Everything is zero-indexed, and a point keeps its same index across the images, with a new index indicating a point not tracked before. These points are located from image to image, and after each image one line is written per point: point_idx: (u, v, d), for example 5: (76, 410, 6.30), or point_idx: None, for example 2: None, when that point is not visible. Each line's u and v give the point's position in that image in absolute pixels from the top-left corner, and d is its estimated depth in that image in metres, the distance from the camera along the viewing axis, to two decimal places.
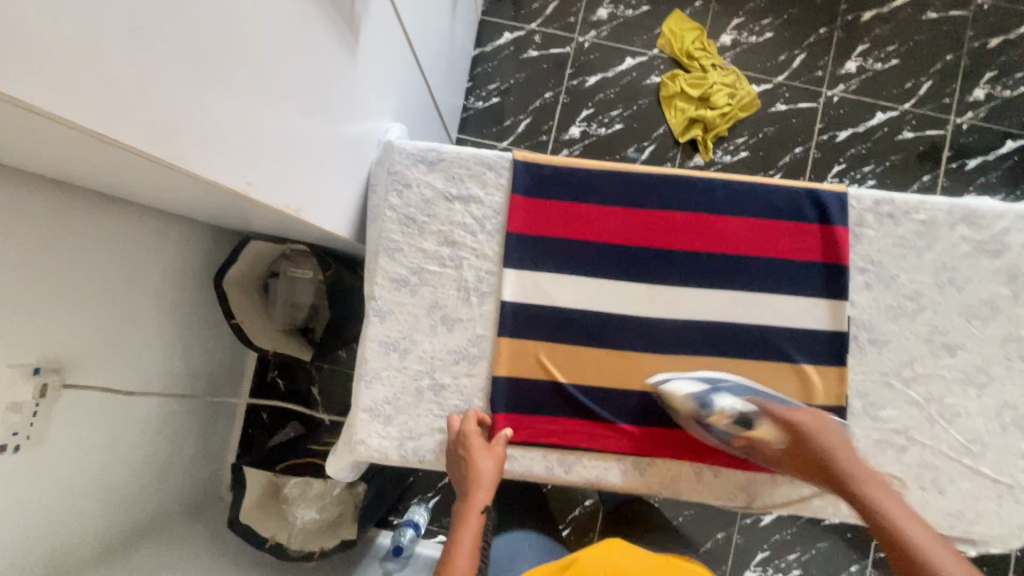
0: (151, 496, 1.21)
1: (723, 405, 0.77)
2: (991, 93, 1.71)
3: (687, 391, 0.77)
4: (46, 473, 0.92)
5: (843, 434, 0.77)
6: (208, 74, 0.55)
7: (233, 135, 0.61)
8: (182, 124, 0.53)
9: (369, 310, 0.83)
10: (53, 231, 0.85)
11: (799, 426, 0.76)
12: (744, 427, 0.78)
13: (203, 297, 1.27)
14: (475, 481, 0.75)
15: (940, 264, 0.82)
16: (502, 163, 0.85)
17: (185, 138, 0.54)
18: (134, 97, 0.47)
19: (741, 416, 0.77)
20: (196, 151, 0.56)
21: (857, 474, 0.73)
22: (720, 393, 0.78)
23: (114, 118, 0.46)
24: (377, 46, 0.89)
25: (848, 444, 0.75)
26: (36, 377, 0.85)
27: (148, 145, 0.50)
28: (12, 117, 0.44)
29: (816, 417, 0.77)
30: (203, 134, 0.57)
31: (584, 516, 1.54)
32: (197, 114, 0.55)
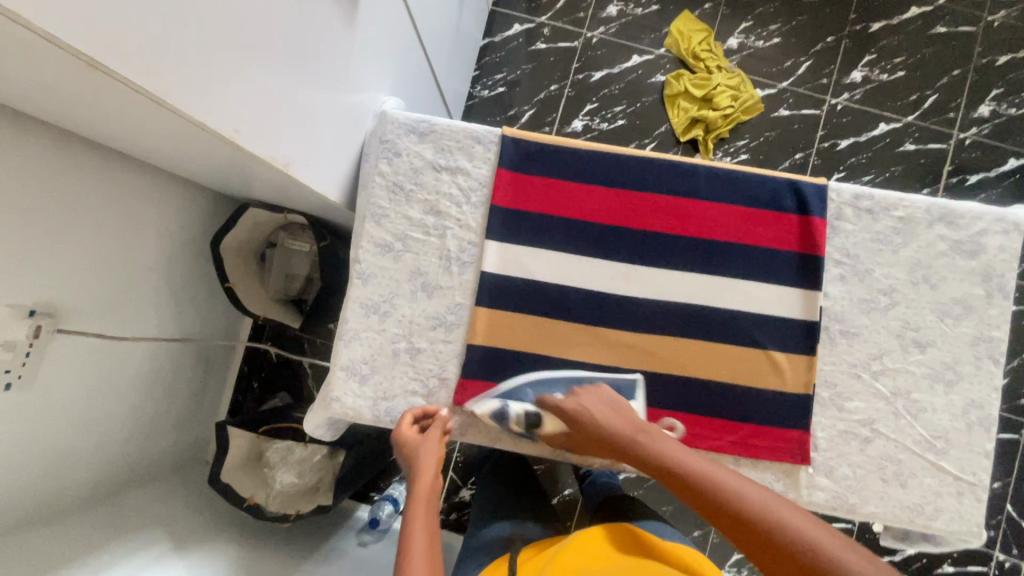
0: (137, 448, 1.24)
1: (514, 413, 0.80)
2: (996, 110, 1.71)
3: (487, 409, 0.80)
4: (34, 412, 0.95)
5: (613, 399, 0.77)
6: (202, 18, 0.58)
7: (224, 81, 0.63)
8: (168, 60, 0.56)
9: (353, 272, 0.85)
10: (55, 175, 0.88)
11: (574, 412, 0.75)
12: (537, 426, 0.79)
13: (200, 259, 1.31)
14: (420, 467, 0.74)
15: (915, 261, 0.83)
16: (491, 138, 0.87)
17: (174, 76, 0.57)
18: (120, 26, 0.50)
19: (530, 418, 0.79)
20: (184, 89, 0.59)
21: (642, 440, 0.71)
22: (515, 401, 0.81)
23: (101, 43, 0.49)
24: (377, 18, 0.91)
25: (628, 412, 0.75)
26: (31, 319, 0.89)
27: (136, 77, 0.53)
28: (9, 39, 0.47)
29: (588, 396, 0.76)
30: (192, 75, 0.59)
31: (563, 505, 1.55)
32: (188, 54, 0.58)
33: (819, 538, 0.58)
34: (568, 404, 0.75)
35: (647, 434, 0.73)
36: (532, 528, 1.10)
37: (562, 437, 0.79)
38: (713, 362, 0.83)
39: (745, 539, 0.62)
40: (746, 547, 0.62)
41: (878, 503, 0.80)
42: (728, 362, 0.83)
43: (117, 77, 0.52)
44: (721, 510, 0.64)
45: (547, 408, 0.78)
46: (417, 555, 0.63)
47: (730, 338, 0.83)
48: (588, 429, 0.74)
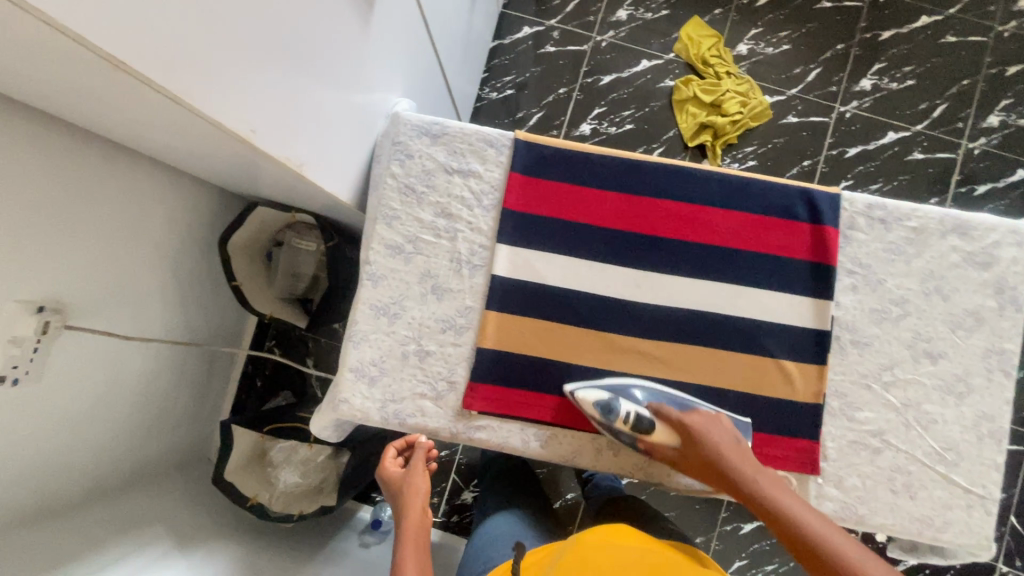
0: (141, 445, 1.24)
1: (623, 410, 0.77)
2: (1005, 120, 1.70)
3: (593, 399, 0.78)
4: (40, 407, 0.94)
5: (736, 432, 0.78)
6: (222, 19, 0.58)
7: (241, 81, 0.64)
8: (187, 57, 0.56)
9: (363, 273, 0.85)
10: (64, 170, 0.88)
11: (696, 431, 0.76)
12: (645, 432, 0.77)
13: (207, 257, 1.30)
14: (411, 496, 0.83)
15: (927, 272, 0.83)
16: (503, 141, 0.87)
17: (193, 76, 0.57)
18: (140, 23, 0.50)
19: (642, 421, 0.77)
20: (202, 88, 0.59)
21: (757, 478, 0.73)
22: (626, 399, 0.79)
23: (123, 42, 0.49)
24: (392, 20, 0.91)
25: (744, 446, 0.76)
26: (40, 315, 0.88)
27: (156, 77, 0.53)
28: (32, 35, 0.47)
29: (712, 420, 0.77)
30: (211, 75, 0.59)
31: (565, 509, 1.54)
32: (207, 53, 0.58)
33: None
34: (693, 419, 0.76)
35: (760, 474, 0.74)
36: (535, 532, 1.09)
37: (669, 450, 0.78)
38: (723, 370, 0.83)
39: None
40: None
41: (888, 515, 0.80)
42: (738, 370, 0.83)
43: (138, 76, 0.52)
44: (826, 564, 0.64)
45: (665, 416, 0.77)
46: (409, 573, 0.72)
47: (741, 345, 0.83)
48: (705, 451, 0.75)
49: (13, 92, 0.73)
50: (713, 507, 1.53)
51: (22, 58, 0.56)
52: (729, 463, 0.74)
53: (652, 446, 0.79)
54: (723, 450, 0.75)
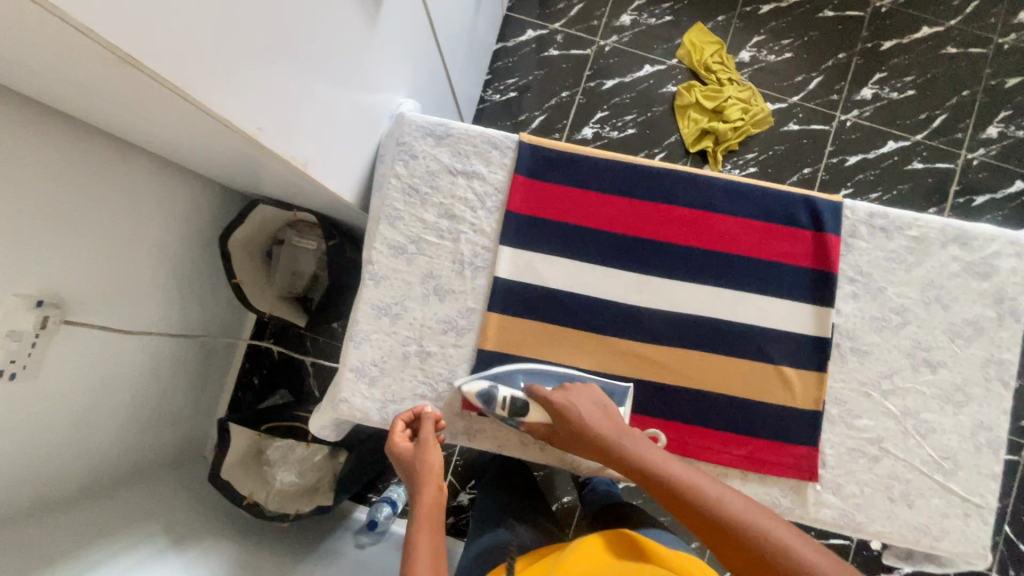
0: (137, 442, 1.23)
1: (502, 396, 0.77)
2: (1005, 131, 1.72)
3: (474, 390, 0.78)
4: (38, 402, 0.94)
5: (601, 400, 0.77)
6: (232, 16, 0.58)
7: (249, 78, 0.64)
8: (195, 53, 0.56)
9: (365, 273, 0.85)
10: (65, 164, 0.87)
11: (563, 407, 0.75)
12: (522, 414, 0.77)
13: (206, 254, 1.30)
14: (425, 474, 0.72)
15: (928, 281, 0.83)
16: (507, 143, 0.87)
17: (202, 73, 0.58)
18: (149, 17, 0.50)
19: (517, 404, 0.77)
20: (210, 85, 0.59)
21: (625, 441, 0.73)
22: (504, 385, 0.80)
23: (133, 37, 0.49)
24: (398, 21, 0.92)
25: (610, 411, 0.76)
26: (39, 309, 0.88)
27: (165, 73, 0.53)
28: (45, 29, 0.48)
29: (578, 392, 0.77)
30: (219, 72, 0.60)
31: (561, 512, 1.54)
32: (216, 50, 0.58)
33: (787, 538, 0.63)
34: (556, 397, 0.75)
35: (627, 436, 0.74)
36: (533, 536, 1.09)
37: (544, 428, 0.78)
38: (723, 376, 0.83)
39: (715, 538, 0.65)
40: (714, 544, 0.65)
41: (885, 523, 0.80)
42: (737, 376, 0.83)
43: (147, 71, 0.53)
44: (697, 511, 0.67)
45: (535, 396, 0.77)
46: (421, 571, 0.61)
47: (741, 352, 0.83)
48: (574, 424, 0.74)
49: (18, 85, 0.73)
50: None
51: (31, 51, 0.56)
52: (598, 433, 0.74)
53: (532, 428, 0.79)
54: (590, 421, 0.74)
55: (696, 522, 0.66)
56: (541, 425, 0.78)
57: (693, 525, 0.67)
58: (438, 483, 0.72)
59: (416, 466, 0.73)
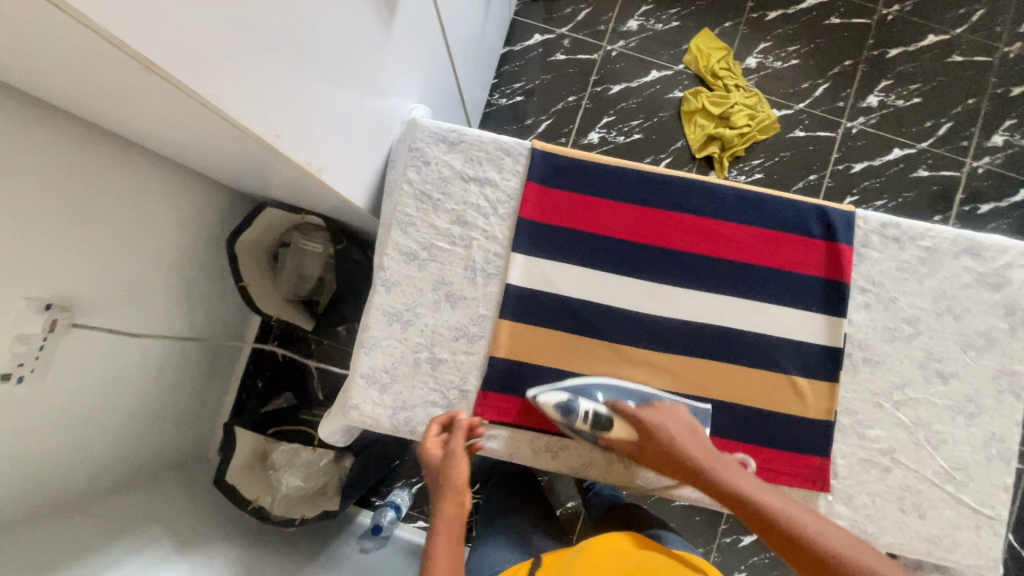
0: (143, 444, 1.23)
1: (583, 410, 0.77)
2: (1010, 140, 1.72)
3: (552, 402, 0.77)
4: (46, 405, 0.94)
5: (689, 421, 0.78)
6: (251, 24, 0.59)
7: (267, 85, 0.64)
8: (213, 59, 0.56)
9: (377, 279, 0.85)
10: (75, 166, 0.87)
11: (655, 427, 0.76)
12: (606, 430, 0.78)
13: (213, 256, 1.30)
14: (450, 487, 0.76)
15: (940, 291, 0.83)
16: (520, 150, 0.87)
17: (222, 81, 0.58)
18: (169, 22, 0.50)
19: (601, 419, 0.77)
20: (230, 93, 0.59)
21: (715, 466, 0.74)
22: (583, 398, 0.79)
23: (157, 47, 0.50)
24: (411, 27, 0.92)
25: (700, 434, 0.77)
26: (48, 313, 0.88)
27: (187, 81, 0.54)
28: (70, 37, 0.48)
29: (670, 414, 0.77)
30: (237, 79, 0.60)
31: (565, 517, 1.53)
32: (236, 59, 0.59)
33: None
34: (648, 416, 0.76)
35: (718, 461, 0.75)
36: (540, 543, 1.09)
37: (629, 447, 0.78)
38: (735, 385, 0.83)
39: (812, 571, 0.65)
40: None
41: (897, 534, 0.80)
42: (749, 385, 0.83)
43: (169, 80, 0.53)
44: (796, 544, 0.66)
45: (623, 413, 0.77)
46: None
47: (753, 361, 0.83)
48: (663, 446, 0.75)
49: (32, 88, 0.73)
50: (713, 519, 1.53)
51: (50, 54, 0.56)
52: (687, 455, 0.74)
53: (613, 443, 0.79)
54: (680, 443, 0.75)
55: (795, 555, 0.66)
56: (626, 442, 0.78)
57: (793, 558, 0.66)
58: (460, 498, 0.76)
59: (443, 477, 0.76)
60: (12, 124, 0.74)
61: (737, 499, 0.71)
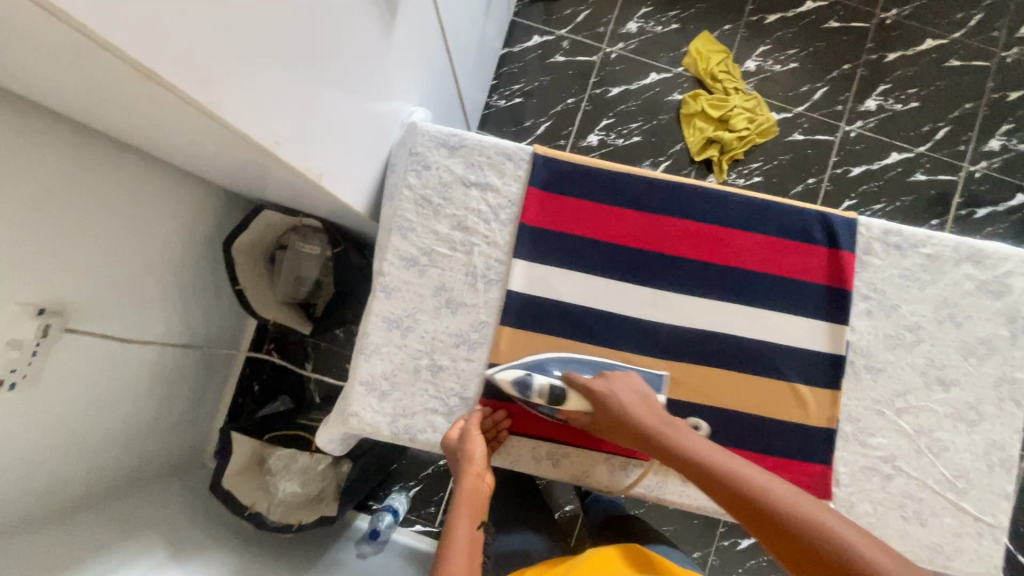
0: (138, 449, 1.21)
1: (538, 384, 0.77)
2: (1007, 144, 1.73)
3: (508, 377, 0.78)
4: (39, 413, 0.92)
5: (640, 389, 0.77)
6: (253, 30, 0.58)
7: (268, 91, 0.63)
8: (212, 64, 0.55)
9: (377, 285, 0.84)
10: (68, 169, 0.86)
11: (604, 397, 0.75)
12: (559, 402, 0.77)
13: (209, 259, 1.28)
14: (468, 464, 0.75)
15: (942, 299, 0.83)
16: (522, 155, 0.86)
17: (223, 87, 0.57)
18: (168, 28, 0.49)
19: (555, 392, 0.77)
20: (231, 99, 0.59)
21: (667, 431, 0.73)
22: (539, 373, 0.79)
23: (159, 54, 0.49)
24: (413, 31, 0.91)
25: (651, 400, 0.76)
26: (41, 318, 0.86)
27: (187, 88, 0.53)
28: (68, 43, 0.47)
29: (619, 381, 0.76)
30: (238, 85, 0.59)
31: (563, 521, 1.52)
32: (237, 65, 0.58)
33: (853, 542, 0.60)
34: (596, 385, 0.75)
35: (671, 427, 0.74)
36: (539, 549, 1.08)
37: (584, 417, 0.78)
38: (738, 392, 0.82)
39: (764, 528, 0.64)
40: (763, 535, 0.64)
41: (899, 542, 0.80)
42: (751, 393, 0.83)
43: (169, 87, 0.52)
44: (748, 503, 0.66)
45: (574, 383, 0.77)
46: (456, 554, 0.68)
47: (756, 368, 0.83)
48: (614, 414, 0.74)
49: (25, 90, 0.71)
50: (711, 523, 1.53)
51: (44, 57, 0.55)
52: (639, 423, 0.73)
53: (570, 416, 0.79)
54: (630, 411, 0.74)
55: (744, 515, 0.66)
56: (580, 414, 0.78)
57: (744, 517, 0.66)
58: (481, 472, 0.76)
59: (460, 453, 0.76)
60: (3, 127, 0.73)
61: (692, 464, 0.70)
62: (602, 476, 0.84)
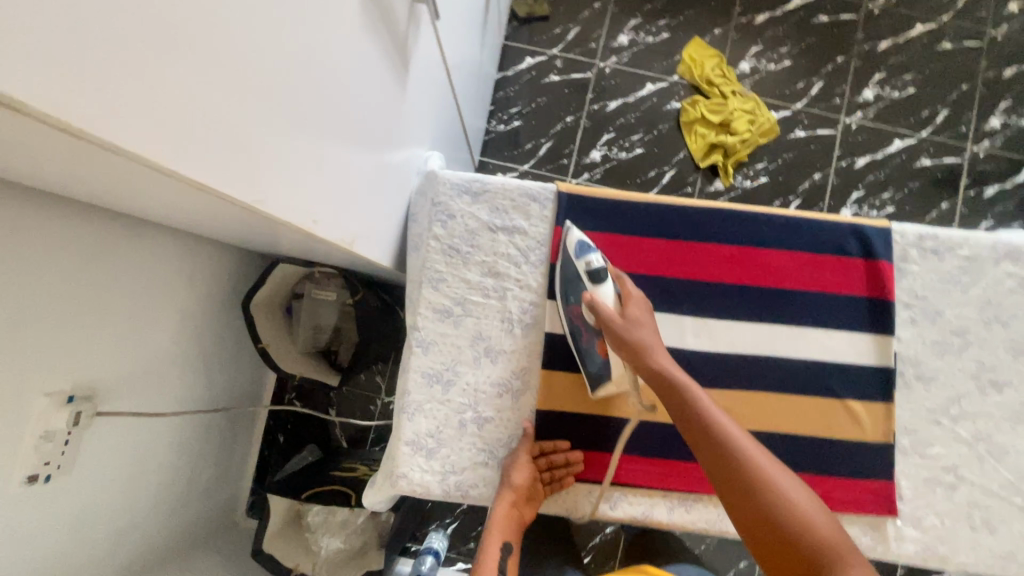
0: (173, 521, 1.19)
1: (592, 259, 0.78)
2: (1007, 121, 1.73)
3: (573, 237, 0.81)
4: (74, 502, 0.90)
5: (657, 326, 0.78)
6: (292, 121, 0.57)
7: (309, 176, 0.62)
8: (260, 164, 0.53)
9: (412, 340, 0.83)
10: (86, 254, 0.84)
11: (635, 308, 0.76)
12: (596, 289, 0.77)
13: (229, 318, 1.26)
14: (507, 488, 0.76)
15: (985, 300, 0.82)
16: (546, 195, 0.85)
17: (270, 184, 0.56)
18: (219, 139, 0.47)
19: (598, 277, 0.77)
20: (277, 195, 0.57)
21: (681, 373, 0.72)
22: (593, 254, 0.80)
23: (215, 171, 0.47)
24: (423, 80, 0.90)
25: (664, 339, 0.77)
26: (71, 406, 0.85)
27: (241, 195, 0.52)
28: (119, 167, 0.46)
29: (645, 305, 0.78)
30: (285, 179, 0.58)
31: (603, 544, 1.39)
32: (282, 159, 0.57)
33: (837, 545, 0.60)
34: (635, 294, 0.76)
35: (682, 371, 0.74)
36: None
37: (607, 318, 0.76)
38: (788, 415, 0.81)
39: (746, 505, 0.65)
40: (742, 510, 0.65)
41: (970, 553, 0.78)
42: (800, 413, 0.81)
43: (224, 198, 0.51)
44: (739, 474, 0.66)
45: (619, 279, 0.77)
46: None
47: (805, 388, 0.81)
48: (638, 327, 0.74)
49: (41, 186, 0.69)
50: None
51: (75, 169, 0.52)
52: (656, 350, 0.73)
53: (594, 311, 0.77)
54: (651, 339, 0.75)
55: (754, 533, 0.63)
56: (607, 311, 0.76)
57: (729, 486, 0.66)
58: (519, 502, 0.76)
59: (505, 478, 0.77)
60: (23, 222, 0.72)
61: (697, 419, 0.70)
62: (663, 514, 0.82)
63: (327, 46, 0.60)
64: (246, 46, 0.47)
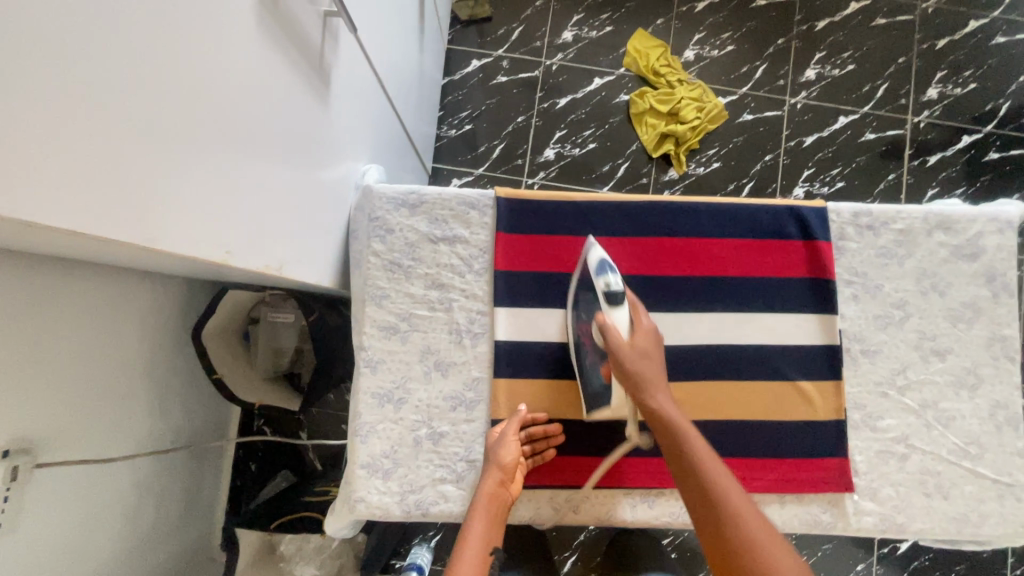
0: (139, 566, 1.14)
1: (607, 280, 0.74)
2: (944, 91, 1.78)
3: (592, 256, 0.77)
4: (20, 560, 0.86)
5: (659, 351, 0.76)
6: (198, 153, 0.53)
7: (222, 207, 0.59)
8: (161, 202, 0.50)
9: (360, 361, 0.82)
10: (16, 303, 0.79)
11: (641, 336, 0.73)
12: (608, 309, 0.73)
13: (183, 351, 1.22)
14: (495, 464, 0.75)
15: (922, 270, 0.84)
16: (485, 202, 0.85)
17: (176, 221, 0.53)
18: (107, 182, 0.43)
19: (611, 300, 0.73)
20: (184, 231, 0.54)
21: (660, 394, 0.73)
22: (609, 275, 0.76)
23: (105, 215, 0.44)
24: (350, 93, 0.88)
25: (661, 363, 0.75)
26: (6, 460, 0.81)
27: (139, 237, 0.48)
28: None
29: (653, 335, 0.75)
30: (193, 213, 0.55)
31: (589, 541, 1.36)
32: (189, 193, 0.53)
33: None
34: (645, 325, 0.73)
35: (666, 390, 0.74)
36: None
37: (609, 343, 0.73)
38: (741, 401, 0.82)
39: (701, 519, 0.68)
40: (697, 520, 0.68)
41: (926, 519, 0.79)
42: (753, 398, 0.82)
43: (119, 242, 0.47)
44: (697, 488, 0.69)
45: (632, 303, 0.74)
46: (468, 551, 0.67)
47: (756, 373, 0.82)
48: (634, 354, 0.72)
49: None
50: None
51: None
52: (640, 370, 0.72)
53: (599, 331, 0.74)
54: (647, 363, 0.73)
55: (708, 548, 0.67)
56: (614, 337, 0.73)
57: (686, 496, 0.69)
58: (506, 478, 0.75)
59: (490, 456, 0.77)
60: None
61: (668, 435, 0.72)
62: (627, 512, 0.82)
63: (226, 70, 0.57)
64: (133, 84, 0.44)
